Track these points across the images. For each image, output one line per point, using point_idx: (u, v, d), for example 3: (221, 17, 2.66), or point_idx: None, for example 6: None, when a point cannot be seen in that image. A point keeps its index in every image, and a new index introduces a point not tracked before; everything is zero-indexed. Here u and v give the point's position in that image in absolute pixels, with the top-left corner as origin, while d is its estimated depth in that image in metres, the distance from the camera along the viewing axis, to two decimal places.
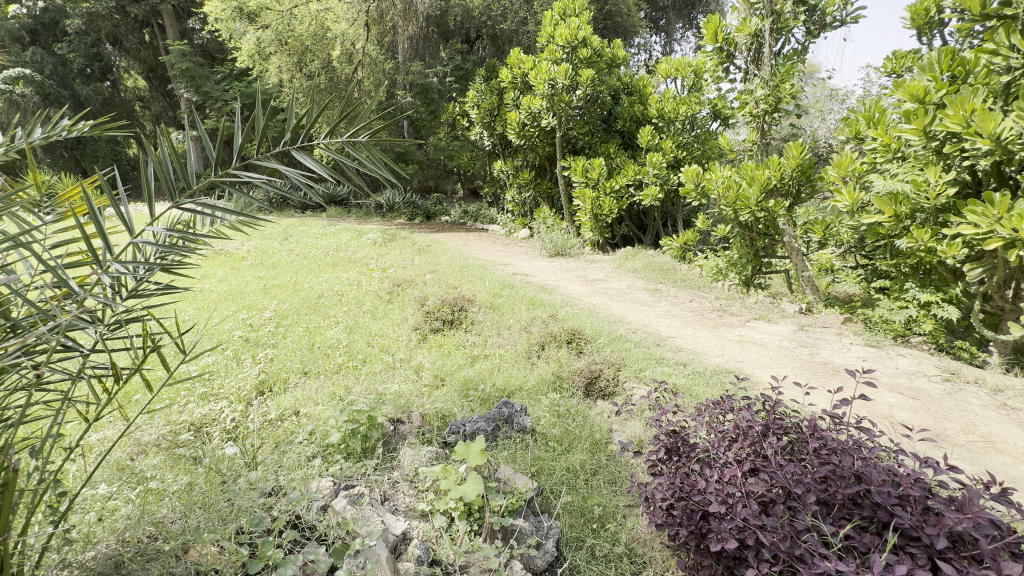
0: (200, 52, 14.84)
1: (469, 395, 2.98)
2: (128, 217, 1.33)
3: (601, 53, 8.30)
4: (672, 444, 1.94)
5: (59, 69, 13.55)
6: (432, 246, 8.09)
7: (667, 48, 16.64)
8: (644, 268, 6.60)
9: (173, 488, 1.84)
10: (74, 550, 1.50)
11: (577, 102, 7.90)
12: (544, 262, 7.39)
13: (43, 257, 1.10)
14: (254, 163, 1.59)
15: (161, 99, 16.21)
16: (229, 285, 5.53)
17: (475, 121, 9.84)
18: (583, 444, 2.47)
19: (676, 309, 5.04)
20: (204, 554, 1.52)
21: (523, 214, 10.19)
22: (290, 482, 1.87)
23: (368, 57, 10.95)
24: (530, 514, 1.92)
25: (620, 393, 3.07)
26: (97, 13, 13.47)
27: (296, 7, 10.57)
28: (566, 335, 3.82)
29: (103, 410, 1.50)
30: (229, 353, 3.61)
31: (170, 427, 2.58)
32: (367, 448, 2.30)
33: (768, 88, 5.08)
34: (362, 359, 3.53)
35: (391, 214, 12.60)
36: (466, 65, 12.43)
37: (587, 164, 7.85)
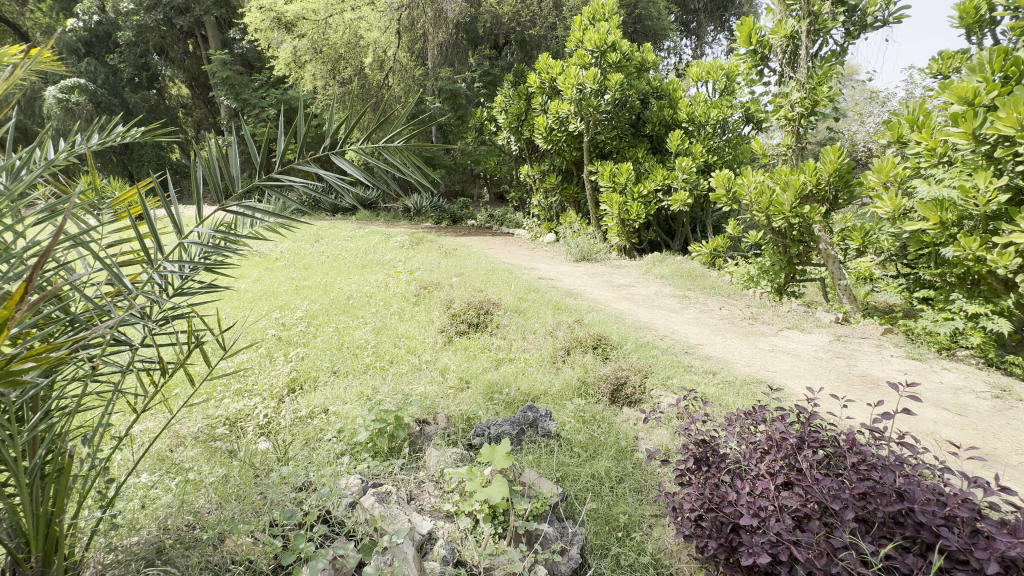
0: (239, 60, 15.41)
1: (493, 398, 2.99)
2: (176, 217, 1.40)
3: (630, 57, 8.25)
4: (701, 454, 1.90)
5: (110, 78, 14.30)
6: (459, 249, 8.18)
7: (697, 51, 16.50)
8: (672, 274, 6.49)
9: (209, 480, 1.91)
10: (120, 535, 1.57)
11: (605, 106, 7.87)
12: (569, 267, 7.37)
13: (99, 256, 1.17)
14: (292, 168, 1.64)
15: (202, 105, 16.91)
16: (263, 285, 5.72)
17: (503, 126, 9.96)
18: (608, 450, 2.45)
19: (704, 317, 4.93)
20: (239, 545, 1.57)
21: (549, 218, 10.20)
22: (319, 478, 1.91)
23: (399, 64, 11.15)
24: (554, 519, 1.91)
25: (646, 400, 3.03)
26: (146, 25, 14.17)
27: (330, 17, 10.87)
28: (591, 341, 3.81)
29: (150, 402, 1.56)
30: (262, 351, 3.73)
31: (208, 420, 2.68)
32: (394, 447, 2.34)
33: (805, 91, 4.95)
34: (389, 360, 3.59)
35: (418, 217, 12.83)
36: (494, 70, 12.59)
37: (615, 169, 7.79)
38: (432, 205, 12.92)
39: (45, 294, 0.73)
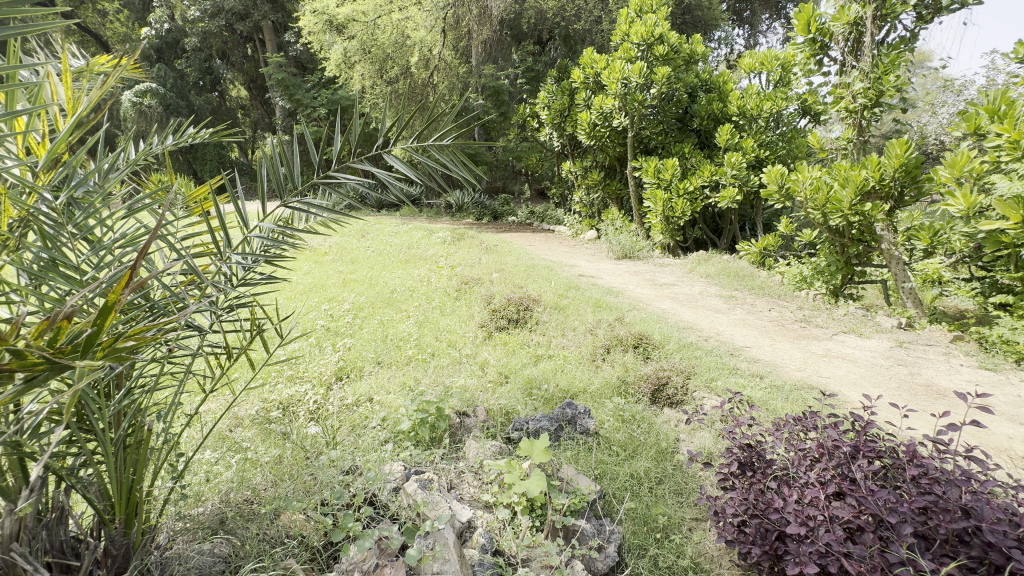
0: (293, 62, 16.11)
1: (532, 393, 3.02)
2: (242, 213, 1.50)
3: (679, 49, 8.02)
4: (746, 458, 1.85)
5: (179, 82, 15.32)
6: (499, 245, 8.24)
7: (750, 41, 15.80)
8: (717, 274, 6.28)
9: (265, 459, 2.04)
10: (187, 505, 1.70)
11: (651, 100, 7.69)
12: (610, 264, 7.28)
13: (176, 247, 1.27)
14: (348, 166, 1.71)
15: (259, 106, 17.82)
16: (313, 278, 5.99)
17: (545, 123, 9.95)
18: (647, 450, 2.43)
19: (752, 318, 4.76)
20: (293, 521, 1.67)
21: (590, 215, 10.09)
22: (366, 463, 1.98)
23: (443, 62, 11.32)
24: (592, 516, 1.92)
25: (689, 402, 2.97)
26: (210, 31, 15.06)
27: (379, 18, 11.18)
28: (632, 339, 3.76)
29: (215, 384, 1.68)
30: (312, 341, 3.92)
31: (264, 404, 2.86)
32: (435, 437, 2.42)
33: (868, 81, 4.66)
34: (430, 353, 3.68)
35: (460, 213, 13.03)
36: (538, 66, 12.59)
37: (660, 165, 7.62)
38: (474, 202, 13.09)
39: (144, 280, 0.80)
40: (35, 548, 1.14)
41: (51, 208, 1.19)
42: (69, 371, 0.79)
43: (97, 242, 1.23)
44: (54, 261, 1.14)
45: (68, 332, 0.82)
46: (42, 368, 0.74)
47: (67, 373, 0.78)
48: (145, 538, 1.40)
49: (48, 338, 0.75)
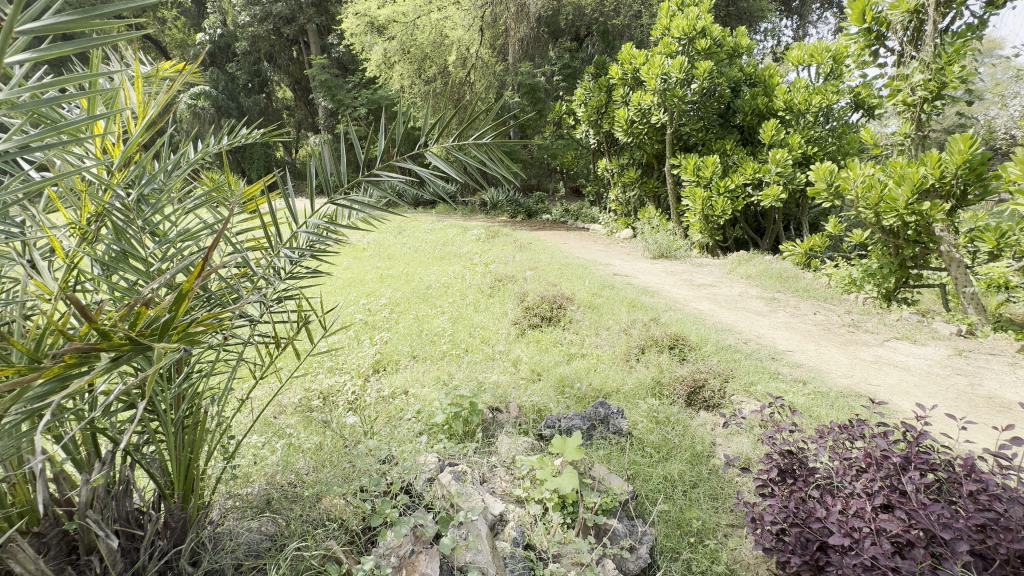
0: (336, 64, 16.61)
1: (565, 391, 3.02)
2: (293, 209, 1.57)
3: (722, 43, 7.77)
4: (786, 465, 1.79)
5: (230, 85, 16.06)
6: (533, 243, 8.24)
7: (799, 32, 15.15)
8: (759, 275, 6.07)
9: (307, 445, 2.13)
10: (236, 486, 1.81)
11: (692, 96, 7.49)
12: (646, 264, 7.16)
13: (232, 241, 1.34)
14: (392, 165, 1.75)
15: (303, 107, 18.48)
16: (352, 273, 6.18)
17: (582, 120, 9.88)
18: (682, 453, 2.39)
19: (796, 321, 4.57)
20: (333, 505, 1.73)
21: (626, 213, 9.95)
22: (401, 453, 2.03)
23: (480, 61, 11.40)
24: (624, 516, 1.91)
25: (726, 406, 2.89)
26: (259, 35, 15.72)
27: (418, 18, 11.36)
28: (668, 340, 3.69)
29: (263, 371, 1.77)
30: (351, 334, 4.05)
31: (306, 393, 2.98)
32: (468, 431, 2.46)
33: (929, 72, 4.38)
34: (464, 348, 3.74)
35: (495, 211, 13.13)
36: (574, 63, 12.54)
37: (699, 162, 7.41)
38: (509, 200, 13.15)
39: (218, 270, 0.85)
40: (106, 516, 1.24)
41: (124, 203, 1.29)
42: (150, 353, 0.85)
43: (163, 236, 1.33)
44: (124, 252, 1.23)
45: (146, 317, 0.87)
46: (127, 348, 0.79)
47: (148, 355, 0.84)
48: (200, 514, 1.50)
49: (129, 323, 0.80)
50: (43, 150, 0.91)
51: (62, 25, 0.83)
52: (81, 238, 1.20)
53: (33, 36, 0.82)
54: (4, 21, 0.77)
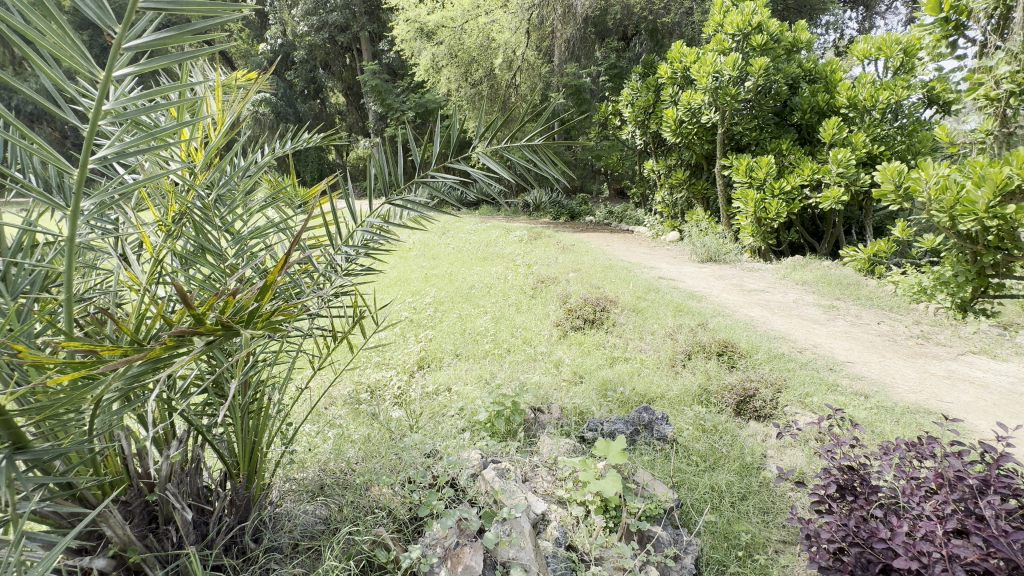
0: (386, 69, 17.17)
1: (607, 395, 2.99)
2: (352, 209, 1.64)
3: (779, 38, 7.44)
4: (846, 481, 1.70)
5: (287, 92, 16.93)
6: (576, 245, 8.20)
7: (865, 24, 14.28)
8: (816, 281, 5.75)
9: (357, 437, 2.21)
10: (292, 470, 1.91)
11: (745, 94, 7.20)
12: (693, 267, 6.96)
13: (297, 238, 1.42)
14: (448, 166, 1.78)
15: (354, 111, 19.21)
16: (398, 272, 6.36)
17: (628, 120, 9.73)
18: (730, 464, 2.31)
19: (856, 331, 4.31)
20: (381, 494, 1.78)
21: (672, 215, 9.71)
22: (446, 448, 2.07)
23: (526, 62, 11.44)
24: (668, 524, 1.87)
25: (779, 417, 2.78)
26: (316, 44, 16.47)
27: (466, 22, 11.52)
28: (716, 347, 3.58)
29: (320, 363, 1.85)
30: (398, 331, 4.18)
31: (355, 386, 3.11)
32: (510, 430, 2.48)
33: (1017, 63, 4.03)
34: (506, 348, 3.77)
35: (537, 213, 13.16)
36: (621, 63, 12.40)
37: (752, 163, 7.11)
38: (552, 201, 13.13)
39: (293, 264, 0.91)
40: (182, 489, 1.35)
41: (204, 203, 1.41)
42: (236, 338, 0.92)
43: (235, 233, 1.44)
44: (203, 247, 1.33)
45: (234, 306, 0.94)
46: (218, 333, 0.86)
47: (236, 340, 0.91)
48: (261, 494, 1.59)
49: (221, 310, 0.87)
50: (139, 155, 1.02)
51: (161, 41, 0.92)
52: (166, 235, 1.32)
53: (135, 51, 0.91)
54: (114, 39, 0.87)
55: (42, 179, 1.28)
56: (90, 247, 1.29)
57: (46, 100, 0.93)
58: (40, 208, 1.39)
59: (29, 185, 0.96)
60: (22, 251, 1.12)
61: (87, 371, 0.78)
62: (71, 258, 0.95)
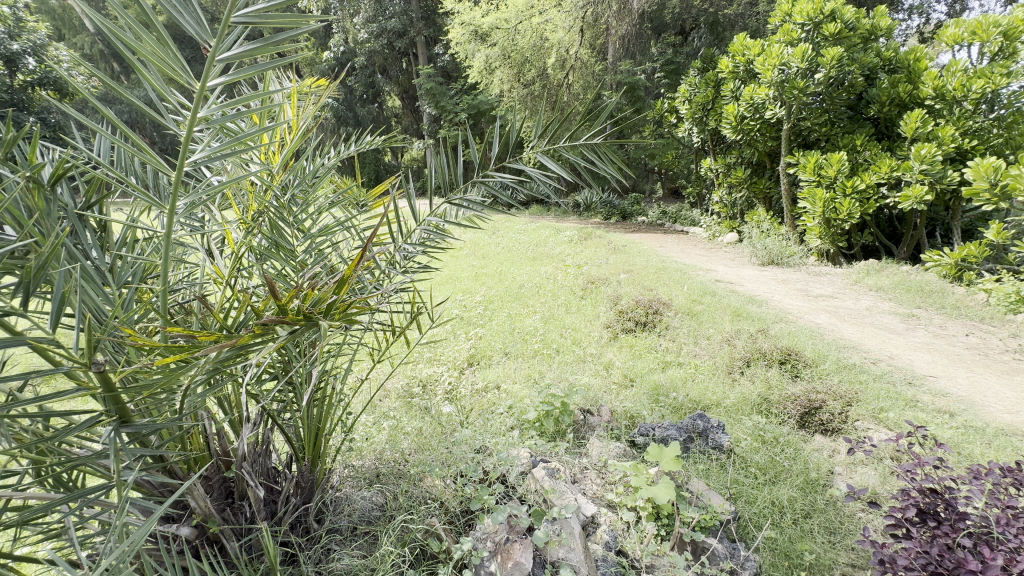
0: (440, 72, 17.56)
1: (659, 400, 2.90)
2: (413, 208, 1.70)
3: (855, 26, 6.92)
4: (927, 505, 1.56)
5: (348, 97, 17.74)
6: (628, 246, 8.03)
7: (956, 8, 13.03)
8: (893, 287, 5.31)
9: (409, 429, 2.28)
10: (350, 458, 2.01)
11: (815, 87, 6.76)
12: (752, 270, 6.64)
13: (361, 235, 1.49)
14: (506, 166, 1.77)
15: (409, 114, 19.82)
16: (449, 271, 6.51)
17: (685, 117, 9.42)
18: (792, 478, 2.18)
19: (940, 343, 3.94)
20: (433, 486, 1.83)
21: (731, 216, 9.30)
22: (496, 445, 2.09)
23: (580, 61, 11.33)
24: (723, 537, 1.79)
25: (848, 432, 2.59)
26: (375, 50, 17.12)
27: (520, 23, 11.51)
28: (778, 354, 3.39)
29: (379, 357, 1.93)
30: (448, 328, 4.28)
31: (408, 380, 3.22)
32: (559, 431, 2.47)
33: None
34: (555, 348, 3.76)
35: (588, 213, 13.05)
36: (677, 58, 12.28)
37: (822, 160, 6.64)
38: (602, 201, 12.96)
39: (366, 259, 0.95)
40: (255, 468, 1.45)
41: (280, 202, 1.51)
42: (315, 329, 0.97)
43: (306, 232, 1.53)
44: (277, 244, 1.43)
45: (315, 298, 1.00)
46: (298, 322, 0.92)
47: (315, 330, 0.96)
48: (323, 479, 1.68)
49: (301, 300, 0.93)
50: (224, 159, 1.10)
51: (251, 51, 0.99)
52: (245, 232, 1.43)
53: (226, 63, 0.99)
54: (210, 52, 0.95)
55: (143, 180, 1.42)
56: (181, 242, 1.42)
57: (150, 108, 1.03)
58: (139, 206, 1.53)
59: (132, 185, 1.06)
60: (126, 246, 1.24)
61: (187, 354, 0.86)
62: (167, 252, 1.04)
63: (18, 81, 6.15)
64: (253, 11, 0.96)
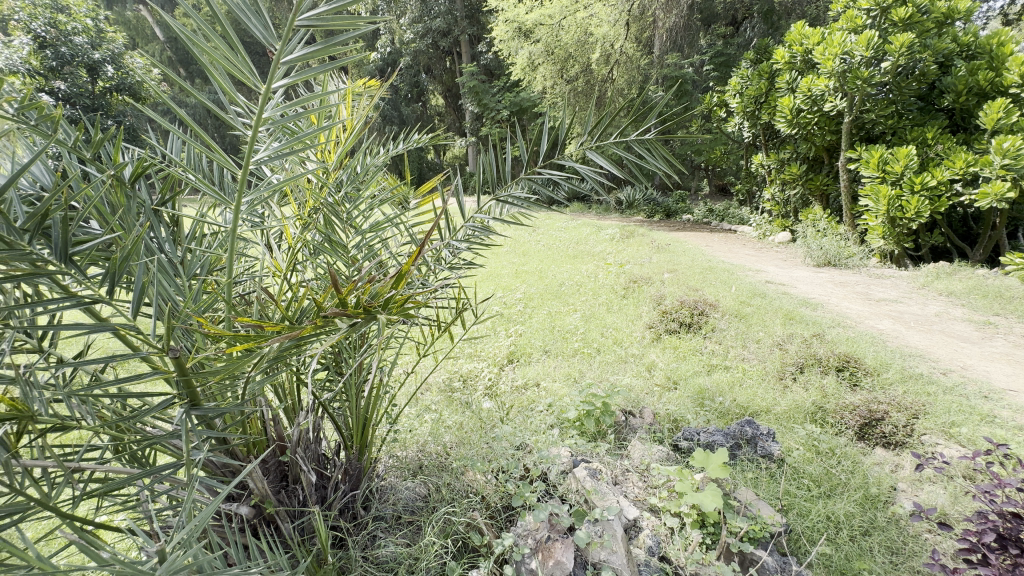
0: (483, 70, 17.68)
1: (704, 404, 2.82)
2: (461, 205, 1.71)
3: (928, 9, 6.40)
4: (1009, 531, 1.43)
5: (393, 97, 18.19)
6: (672, 244, 7.81)
7: None
8: (968, 292, 4.90)
9: (451, 423, 2.32)
10: (395, 448, 2.07)
11: (881, 77, 6.32)
12: (806, 272, 6.31)
13: (410, 230, 1.52)
14: (555, 163, 1.73)
15: (452, 112, 20.11)
16: (490, 267, 6.56)
17: (736, 111, 9.07)
18: (850, 493, 2.06)
19: (1022, 354, 3.60)
20: (475, 480, 1.86)
21: (783, 214, 8.88)
22: (537, 443, 2.09)
23: (625, 55, 11.10)
24: (774, 550, 1.71)
25: (913, 446, 2.42)
26: (420, 50, 17.44)
27: (564, 19, 11.29)
28: (835, 361, 3.21)
29: (425, 351, 1.96)
30: (489, 324, 4.32)
31: (449, 374, 3.27)
32: (600, 431, 2.45)
33: None
34: (596, 348, 3.71)
35: (630, 210, 12.82)
36: (728, 50, 11.95)
37: (887, 155, 6.17)
38: (646, 198, 12.69)
39: (421, 256, 0.95)
40: (307, 454, 1.51)
41: (333, 198, 1.56)
42: (373, 321, 0.99)
43: (358, 228, 1.57)
44: (330, 240, 1.47)
45: (375, 293, 1.02)
46: (359, 315, 0.94)
47: (373, 323, 0.99)
48: (370, 468, 1.73)
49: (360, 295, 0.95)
50: (284, 157, 1.15)
51: (314, 54, 1.03)
52: (302, 227, 1.49)
53: (290, 66, 1.03)
54: (275, 54, 0.99)
55: (209, 176, 1.50)
56: (243, 237, 1.49)
57: (218, 108, 1.07)
58: (206, 203, 1.62)
59: (202, 182, 1.12)
60: (195, 240, 1.31)
61: (253, 344, 0.90)
62: (231, 246, 1.09)
63: (99, 87, 6.72)
64: (316, 14, 0.99)
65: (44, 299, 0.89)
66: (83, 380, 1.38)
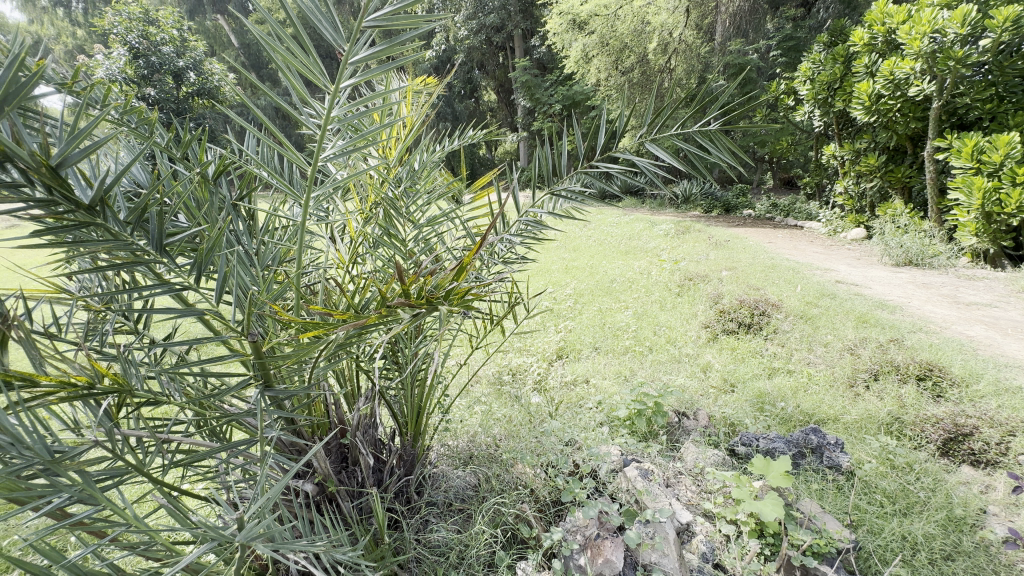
0: (536, 64, 17.58)
1: (764, 409, 2.68)
2: (516, 199, 1.71)
3: None
4: None
5: (447, 94, 18.52)
6: (731, 241, 7.46)
7: None
8: None
9: (500, 416, 2.34)
10: (447, 437, 2.12)
11: (979, 56, 5.70)
12: (883, 271, 5.83)
13: (465, 223, 1.54)
14: (611, 156, 1.68)
15: (504, 108, 20.21)
16: (540, 263, 6.54)
17: (806, 99, 8.50)
18: (930, 513, 1.89)
19: None
20: (524, 473, 1.87)
21: (858, 208, 8.24)
22: (586, 440, 2.07)
23: (684, 44, 10.71)
24: (840, 567, 1.60)
25: (1008, 467, 2.19)
26: (474, 47, 17.61)
27: (620, 8, 10.94)
28: (916, 369, 2.95)
29: (476, 344, 1.99)
30: (538, 319, 4.33)
31: (499, 367, 3.31)
32: (652, 431, 2.39)
33: None
34: (648, 346, 3.62)
35: (686, 205, 12.38)
36: (798, 34, 11.38)
37: (984, 143, 5.52)
38: (703, 193, 12.20)
39: (479, 249, 0.96)
40: (365, 438, 1.58)
41: (393, 194, 1.61)
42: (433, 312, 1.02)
43: (415, 222, 1.61)
44: (388, 233, 1.52)
45: (436, 285, 1.05)
46: (421, 306, 0.97)
47: (434, 314, 1.01)
48: (423, 455, 1.79)
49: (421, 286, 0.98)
50: (349, 154, 1.20)
51: (379, 52, 1.07)
52: (363, 221, 1.55)
53: (357, 65, 1.07)
54: (344, 55, 1.03)
55: (280, 172, 1.59)
56: (309, 231, 1.58)
57: (290, 108, 1.13)
58: (278, 198, 1.72)
59: (274, 177, 1.19)
60: (268, 232, 1.40)
61: (322, 332, 0.95)
62: (299, 237, 1.16)
63: (182, 93, 7.29)
64: (382, 15, 1.02)
65: (141, 285, 0.97)
66: (171, 361, 1.51)
